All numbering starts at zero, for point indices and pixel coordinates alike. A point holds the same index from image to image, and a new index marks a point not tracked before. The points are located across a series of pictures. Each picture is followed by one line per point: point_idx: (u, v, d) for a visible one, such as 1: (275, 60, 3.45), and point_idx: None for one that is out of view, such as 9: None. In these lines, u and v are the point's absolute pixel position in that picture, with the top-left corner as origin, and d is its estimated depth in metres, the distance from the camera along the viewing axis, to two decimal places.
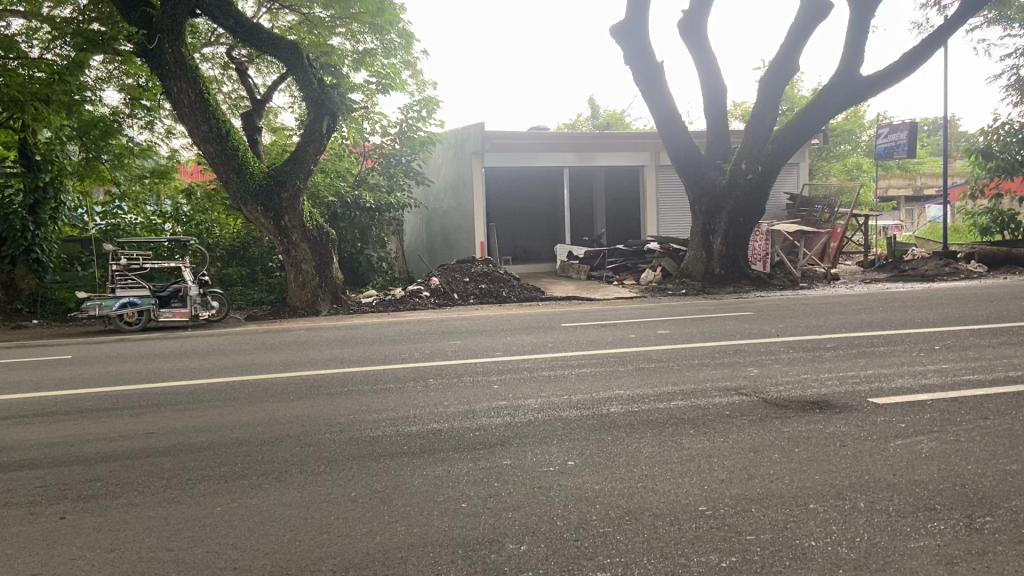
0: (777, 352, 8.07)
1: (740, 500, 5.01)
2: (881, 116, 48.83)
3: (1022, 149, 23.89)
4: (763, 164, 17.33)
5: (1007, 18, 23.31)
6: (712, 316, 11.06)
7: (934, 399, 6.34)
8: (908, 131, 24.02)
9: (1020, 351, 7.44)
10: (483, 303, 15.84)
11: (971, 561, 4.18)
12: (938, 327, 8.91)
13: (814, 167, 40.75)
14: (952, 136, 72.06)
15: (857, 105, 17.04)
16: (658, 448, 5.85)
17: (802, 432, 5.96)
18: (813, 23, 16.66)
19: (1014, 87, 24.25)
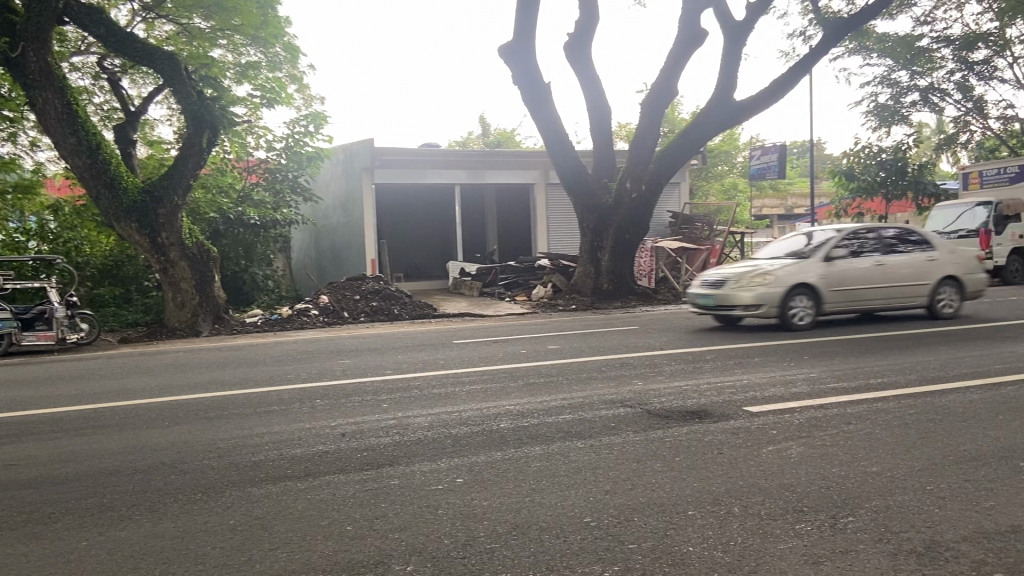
0: (661, 364, 8.33)
1: (623, 510, 5.12)
2: (755, 139, 51.72)
3: (880, 170, 25.79)
4: (647, 182, 17.94)
5: (866, 48, 25.19)
6: (600, 330, 11.33)
7: (804, 407, 6.68)
8: (778, 153, 25.39)
9: (878, 359, 7.97)
10: (374, 322, 15.63)
11: (835, 560, 4.41)
12: (808, 338, 9.42)
13: (694, 187, 42.65)
14: (818, 157, 77.28)
15: (731, 128, 17.90)
16: (545, 461, 5.91)
17: (683, 441, 6.16)
18: (689, 50, 17.45)
19: (872, 112, 26.16)
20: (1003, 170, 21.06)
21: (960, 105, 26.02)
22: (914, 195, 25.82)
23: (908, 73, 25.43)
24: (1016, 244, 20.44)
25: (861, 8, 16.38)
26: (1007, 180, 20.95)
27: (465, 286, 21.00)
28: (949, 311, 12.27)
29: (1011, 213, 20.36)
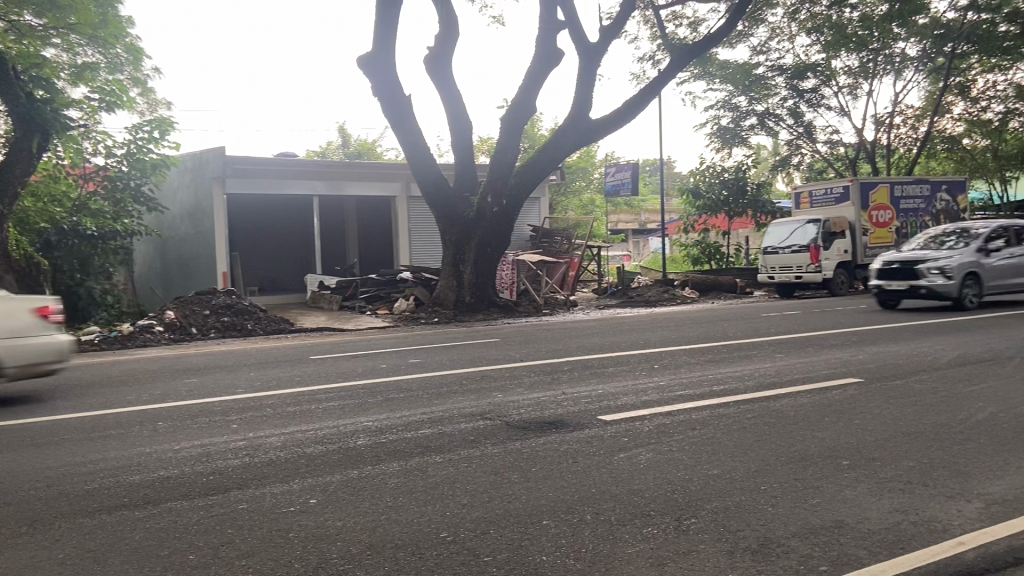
0: (520, 376, 8.46)
1: (479, 523, 5.14)
2: (610, 156, 53.98)
3: (723, 188, 27.61)
4: (508, 198, 18.26)
5: (708, 75, 26.96)
6: (462, 343, 11.39)
7: (654, 415, 6.97)
8: (632, 171, 26.54)
9: (720, 367, 8.47)
10: (225, 338, 15.00)
11: (678, 561, 4.61)
12: (658, 348, 9.87)
13: (553, 203, 43.94)
14: (668, 175, 81.56)
15: (588, 145, 18.50)
16: (403, 477, 5.85)
17: (539, 451, 6.28)
18: (546, 69, 17.92)
19: (716, 134, 27.81)
20: (830, 191, 22.94)
21: (792, 130, 28.19)
22: (754, 213, 27.76)
23: (747, 99, 27.25)
24: (841, 259, 22.41)
25: (703, 37, 17.44)
26: (833, 200, 22.82)
27: (323, 299, 20.43)
28: (781, 321, 13.25)
29: (837, 229, 22.26)
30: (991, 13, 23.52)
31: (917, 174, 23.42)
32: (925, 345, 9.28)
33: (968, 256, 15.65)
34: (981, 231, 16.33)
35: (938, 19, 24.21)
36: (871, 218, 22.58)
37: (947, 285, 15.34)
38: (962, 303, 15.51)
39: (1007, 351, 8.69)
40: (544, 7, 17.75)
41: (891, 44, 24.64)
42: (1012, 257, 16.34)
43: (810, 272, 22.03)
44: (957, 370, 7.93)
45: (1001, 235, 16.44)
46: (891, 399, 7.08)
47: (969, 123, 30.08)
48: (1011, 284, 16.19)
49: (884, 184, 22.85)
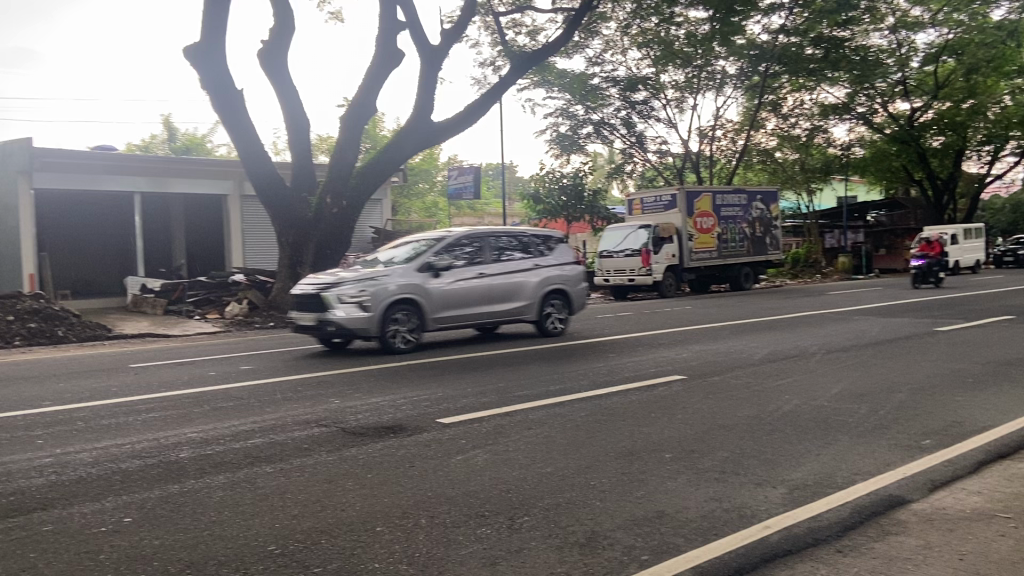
0: (359, 381, 8.31)
1: (310, 534, 5.00)
2: (454, 159, 54.40)
3: (562, 194, 28.66)
4: (348, 199, 17.99)
5: (547, 83, 27.82)
6: (297, 348, 11.06)
7: (492, 416, 7.06)
8: (474, 174, 26.97)
9: (556, 368, 8.72)
10: (34, 346, 13.71)
11: (509, 559, 4.70)
12: (497, 350, 10.03)
13: (396, 204, 43.70)
14: (510, 180, 83.33)
15: (429, 148, 18.49)
16: (229, 491, 5.58)
17: (375, 457, 6.21)
18: (388, 69, 17.79)
19: (555, 141, 28.71)
20: (659, 199, 24.27)
21: (626, 139, 29.56)
22: (590, 218, 28.99)
23: (584, 108, 28.34)
24: (671, 262, 23.80)
25: (541, 46, 17.93)
26: (662, 208, 24.18)
27: (147, 303, 19.16)
28: (613, 322, 13.86)
29: (666, 234, 23.61)
30: (798, 37, 25.67)
31: (736, 184, 25.22)
32: (739, 343, 10.00)
33: (394, 276, 10.95)
34: (437, 241, 11.70)
35: (753, 41, 26.07)
36: (697, 223, 24.21)
37: (358, 320, 10.68)
38: (387, 344, 10.95)
39: (808, 348, 9.55)
40: (385, 7, 17.57)
41: (712, 61, 26.39)
42: (481, 278, 11.86)
43: (641, 275, 23.22)
44: (768, 365, 8.61)
45: (470, 246, 11.93)
46: (709, 395, 7.58)
47: (780, 138, 32.88)
48: (473, 316, 11.74)
49: (707, 193, 24.49)
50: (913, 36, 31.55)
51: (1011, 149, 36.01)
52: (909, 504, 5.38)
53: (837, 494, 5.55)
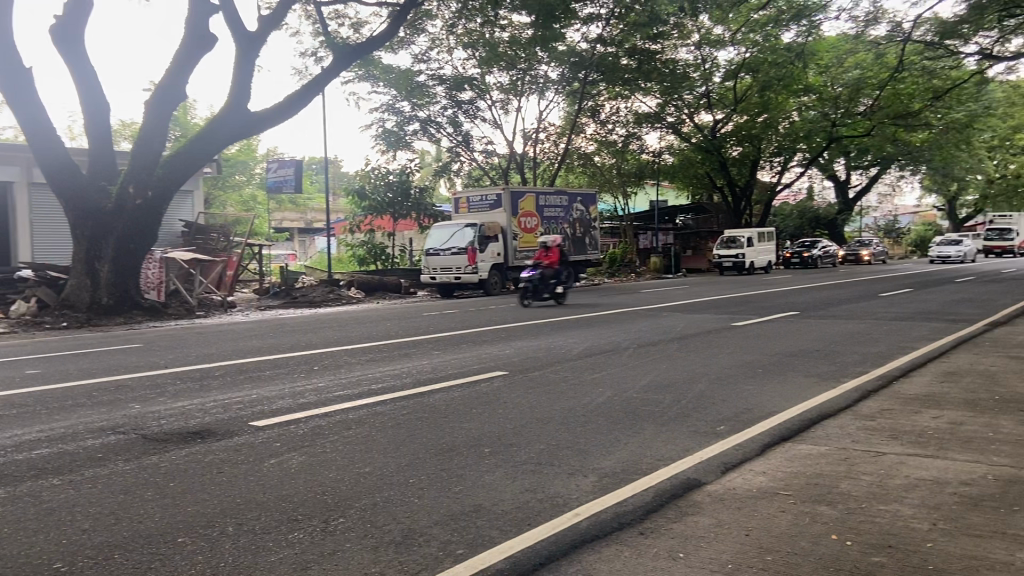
0: (163, 384, 7.80)
1: (102, 549, 4.60)
2: (273, 151, 52.42)
3: (388, 190, 28.47)
4: (153, 189, 16.97)
5: (372, 77, 27.47)
6: (92, 350, 10.19)
7: (309, 417, 6.88)
8: (295, 168, 26.20)
9: (377, 367, 8.63)
10: None
11: (322, 563, 4.56)
12: (316, 349, 9.79)
13: (211, 197, 41.46)
14: (335, 175, 81.62)
15: (245, 138, 17.71)
16: (6, 506, 5.03)
17: (181, 464, 5.85)
18: (199, 54, 16.89)
19: (380, 137, 28.54)
20: (484, 199, 24.95)
21: (452, 137, 29.90)
22: (417, 215, 29.09)
23: (409, 104, 28.31)
24: (495, 261, 24.28)
25: (366, 40, 17.71)
26: (487, 206, 24.88)
27: None
28: (436, 319, 13.96)
29: (491, 233, 24.09)
30: (613, 47, 26.80)
31: (558, 187, 26.30)
32: (558, 339, 10.37)
33: None
34: None
35: (573, 48, 26.73)
36: (521, 223, 25.00)
37: None
38: None
39: (620, 343, 10.08)
40: None
41: (535, 65, 27.12)
42: None
43: (467, 273, 23.44)
44: (583, 359, 9.00)
45: None
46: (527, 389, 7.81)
47: (599, 142, 34.01)
48: None
49: (530, 194, 25.41)
50: (715, 53, 33.88)
51: (797, 161, 39.95)
52: (704, 486, 5.80)
53: (642, 479, 5.88)
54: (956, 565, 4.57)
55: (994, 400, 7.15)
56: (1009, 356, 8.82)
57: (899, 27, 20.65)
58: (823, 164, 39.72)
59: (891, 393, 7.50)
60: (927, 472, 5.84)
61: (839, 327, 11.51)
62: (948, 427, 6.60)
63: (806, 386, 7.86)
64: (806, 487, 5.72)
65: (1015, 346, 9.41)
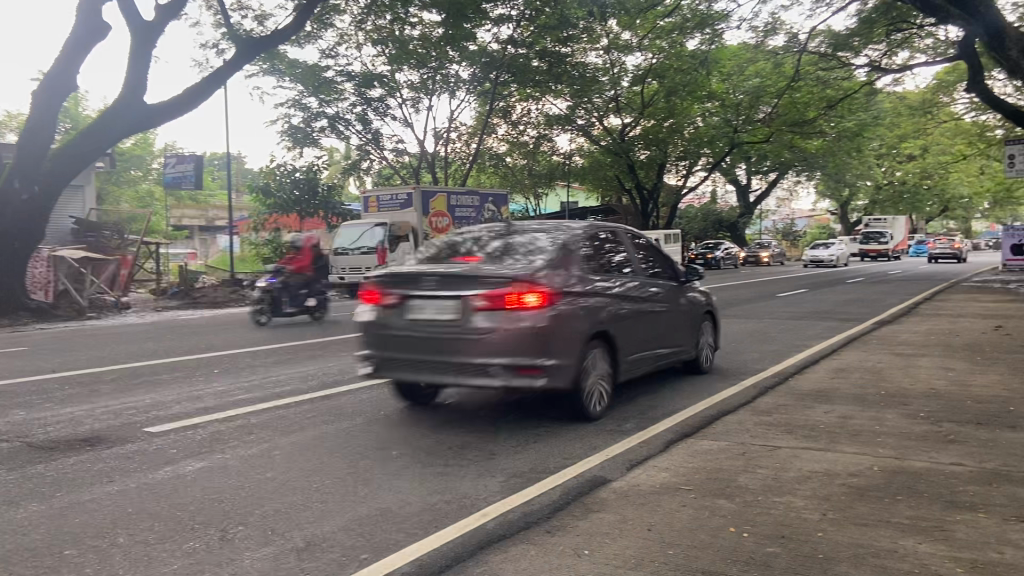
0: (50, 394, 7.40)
1: None
2: (172, 146, 50.50)
3: (294, 188, 27.97)
4: (40, 183, 16.17)
5: (279, 71, 26.81)
6: None
7: (210, 431, 6.68)
8: (195, 163, 25.30)
9: (282, 376, 8.45)
10: None
11: (219, 570, 4.41)
12: (217, 354, 9.49)
13: (104, 192, 39.58)
14: (240, 172, 79.30)
15: (142, 131, 16.99)
16: None
17: (70, 478, 5.57)
18: (91, 42, 16.10)
19: (287, 133, 27.97)
20: (395, 197, 24.65)
21: (361, 135, 29.52)
22: (324, 213, 28.72)
23: (317, 100, 27.80)
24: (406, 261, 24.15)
25: (270, 33, 17.28)
26: (397, 206, 24.58)
27: None
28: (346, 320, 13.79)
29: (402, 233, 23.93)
30: (524, 49, 27.02)
31: (470, 187, 26.12)
32: None
33: None
34: None
35: (485, 48, 26.90)
36: (433, 222, 24.83)
37: None
38: None
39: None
40: None
41: (446, 65, 27.04)
42: None
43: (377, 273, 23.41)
44: None
45: None
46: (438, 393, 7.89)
47: (511, 143, 35.07)
48: None
49: (442, 193, 25.21)
50: (623, 58, 34.53)
51: (701, 165, 41.29)
52: (609, 483, 5.89)
53: (550, 478, 5.93)
54: (844, 553, 4.79)
55: (880, 394, 7.55)
56: (894, 352, 9.35)
57: (795, 38, 21.54)
58: (726, 168, 41.19)
59: (787, 390, 7.83)
60: (819, 464, 6.11)
61: (739, 327, 11.94)
62: (839, 421, 6.93)
63: (706, 384, 8.11)
64: (707, 482, 5.89)
65: (899, 343, 9.98)
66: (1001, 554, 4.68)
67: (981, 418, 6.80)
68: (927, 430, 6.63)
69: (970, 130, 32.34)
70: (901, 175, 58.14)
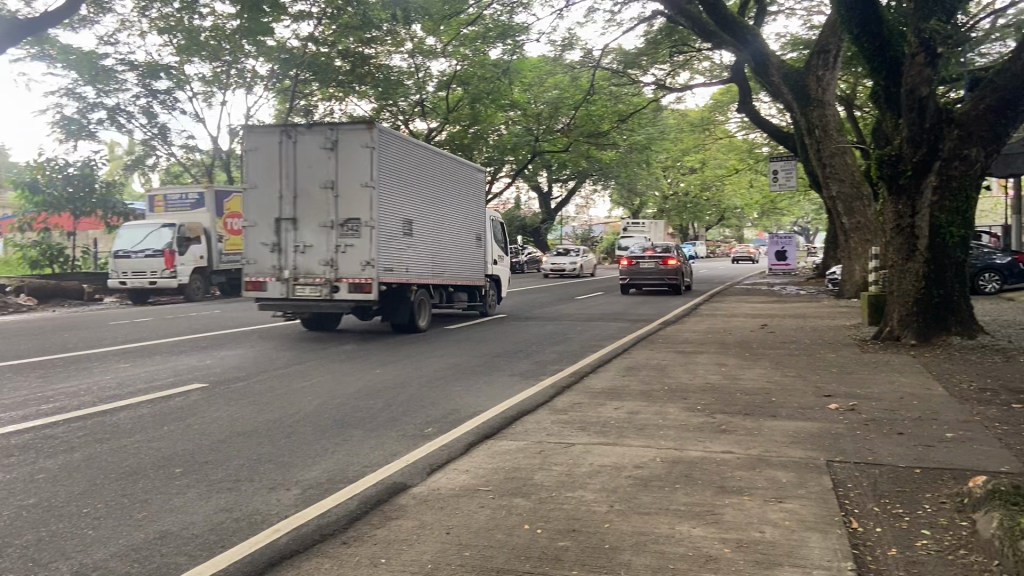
0: None
1: None
2: None
3: (66, 185, 26.34)
4: None
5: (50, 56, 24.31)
6: None
7: None
8: None
9: (53, 397, 7.70)
10: None
11: None
12: None
13: None
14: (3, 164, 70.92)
15: None
16: None
17: None
18: None
19: (58, 124, 25.48)
20: (185, 197, 23.79)
21: (146, 130, 27.53)
22: (103, 212, 27.27)
23: (93, 90, 25.61)
24: (198, 265, 23.61)
25: (38, 14, 15.70)
26: (187, 206, 23.82)
27: None
28: (133, 328, 12.91)
29: (192, 235, 23.28)
30: (325, 47, 26.50)
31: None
32: (267, 352, 9.99)
33: None
34: None
35: (281, 44, 26.08)
36: (226, 224, 24.53)
37: None
38: None
39: (331, 351, 10.09)
40: None
41: (240, 59, 25.82)
42: None
43: (164, 277, 22.51)
44: (294, 374, 8.78)
45: None
46: (230, 405, 7.55)
47: None
48: None
49: (238, 194, 24.84)
50: (428, 63, 34.66)
51: (506, 171, 42.55)
52: (408, 489, 5.87)
53: (347, 488, 5.83)
54: (627, 542, 5.08)
55: (663, 390, 8.14)
56: (676, 351, 10.12)
57: (590, 54, 22.63)
58: (528, 174, 42.75)
59: (581, 388, 8.23)
60: (607, 459, 6.46)
61: (538, 329, 12.42)
62: (626, 416, 7.38)
63: (507, 386, 8.34)
64: (503, 481, 6.04)
65: (681, 342, 10.82)
66: (761, 532, 5.18)
67: (748, 409, 7.53)
68: (703, 421, 7.23)
69: (742, 147, 35.81)
70: (684, 187, 63.42)
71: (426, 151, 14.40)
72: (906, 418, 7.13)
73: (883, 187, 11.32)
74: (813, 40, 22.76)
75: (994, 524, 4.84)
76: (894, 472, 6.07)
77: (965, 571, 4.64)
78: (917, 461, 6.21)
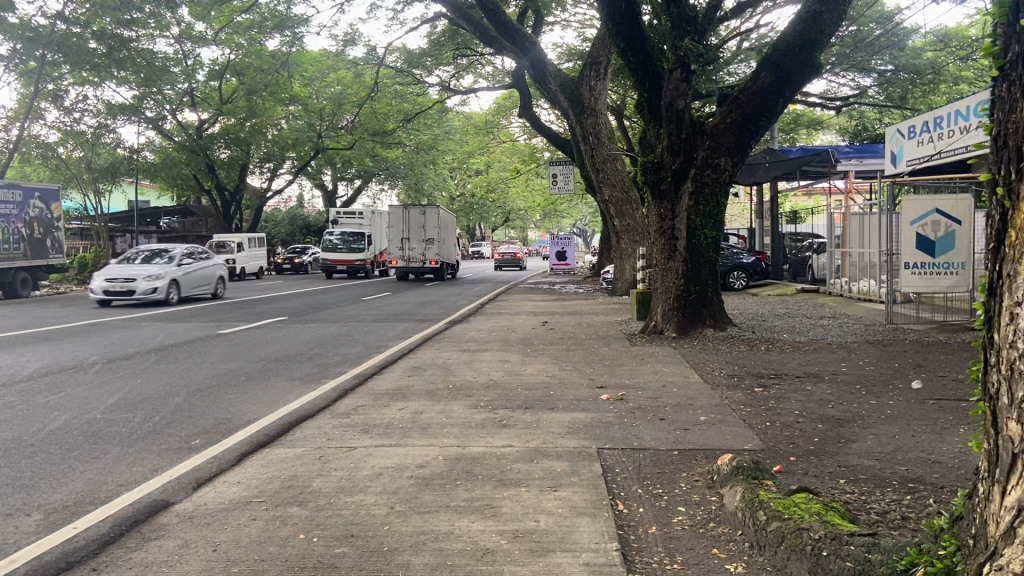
0: None
1: None
2: None
3: None
4: None
5: None
6: None
7: None
8: None
9: None
10: None
11: None
12: None
13: None
14: None
15: None
16: None
17: None
18: None
19: None
20: None
21: None
22: None
23: None
24: None
25: None
26: None
27: None
28: None
29: None
30: (78, 28, 24.01)
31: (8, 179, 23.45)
32: (13, 364, 8.86)
33: None
34: None
35: (25, 21, 23.20)
36: None
37: None
38: None
39: (86, 361, 9.17)
40: None
41: None
42: None
43: None
44: (44, 386, 7.90)
45: None
46: None
47: (64, 130, 31.17)
48: None
49: None
50: (197, 50, 32.40)
51: (288, 167, 41.15)
52: (172, 507, 5.43)
53: (98, 510, 5.30)
54: (407, 542, 5.05)
55: (446, 389, 8.23)
56: (461, 349, 10.31)
57: (373, 52, 22.38)
58: (311, 172, 41.56)
59: (364, 390, 8.12)
60: (390, 460, 6.41)
61: (320, 331, 12.10)
62: (409, 416, 7.38)
63: (286, 391, 8.06)
64: (279, 491, 5.78)
65: (466, 340, 11.03)
66: (537, 521, 5.37)
67: (527, 403, 7.81)
68: (484, 417, 7.39)
69: (524, 150, 37.19)
70: (470, 188, 64.92)
71: (449, 219, 36.27)
72: (667, 405, 7.74)
73: (647, 193, 12.28)
74: (586, 52, 24.12)
75: (737, 497, 5.36)
76: (656, 455, 6.56)
77: (713, 541, 5.09)
78: (676, 444, 6.77)
